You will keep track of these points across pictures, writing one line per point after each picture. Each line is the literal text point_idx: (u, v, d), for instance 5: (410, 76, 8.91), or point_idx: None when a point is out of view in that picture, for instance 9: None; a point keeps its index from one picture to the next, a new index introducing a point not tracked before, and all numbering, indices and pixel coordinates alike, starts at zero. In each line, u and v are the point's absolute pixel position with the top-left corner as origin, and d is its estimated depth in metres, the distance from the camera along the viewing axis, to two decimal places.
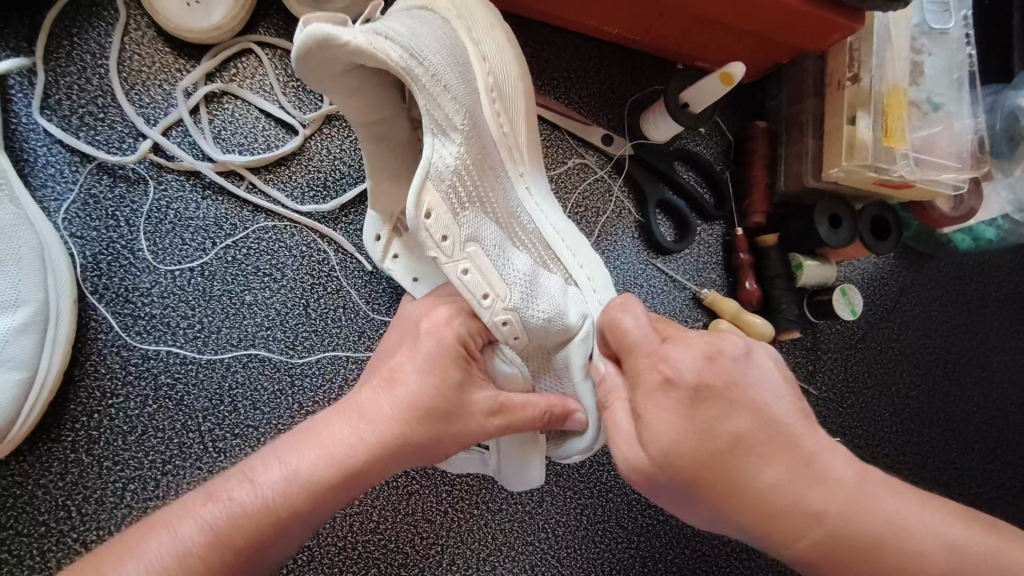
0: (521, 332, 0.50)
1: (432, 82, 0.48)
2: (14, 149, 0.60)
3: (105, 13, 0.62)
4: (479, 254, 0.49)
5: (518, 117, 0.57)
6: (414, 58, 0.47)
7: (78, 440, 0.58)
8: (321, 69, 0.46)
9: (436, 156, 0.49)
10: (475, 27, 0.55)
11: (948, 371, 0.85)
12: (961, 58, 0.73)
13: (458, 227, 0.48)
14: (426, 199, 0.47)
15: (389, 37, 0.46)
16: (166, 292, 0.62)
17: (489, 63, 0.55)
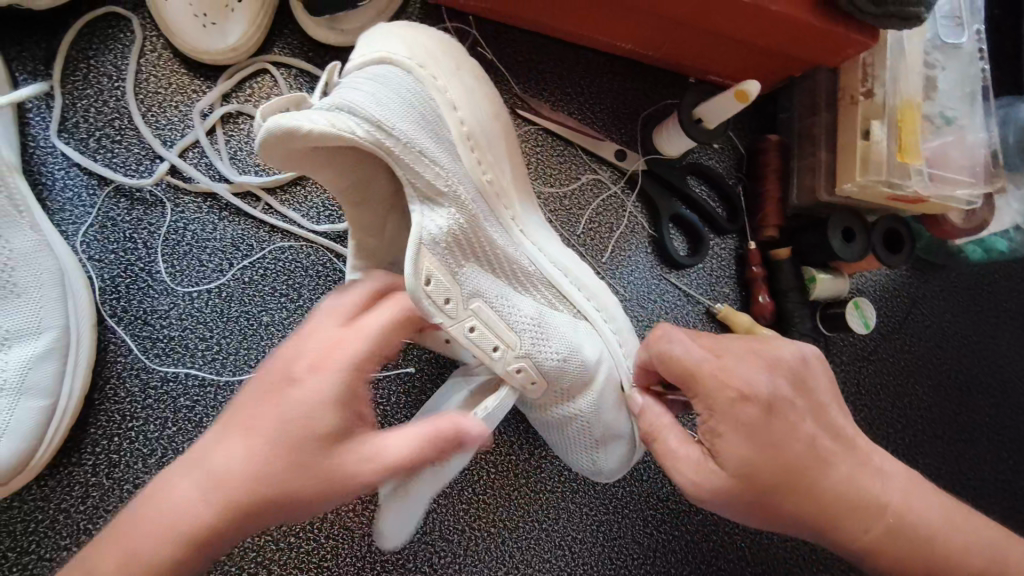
0: (537, 377, 0.53)
1: (405, 150, 0.49)
2: (32, 173, 0.60)
3: (122, 35, 0.63)
4: (484, 308, 0.52)
5: (498, 158, 0.57)
6: (380, 130, 0.48)
7: (98, 464, 0.58)
8: (287, 154, 0.48)
9: (428, 220, 0.50)
10: (441, 74, 0.54)
11: (960, 382, 0.85)
12: (974, 72, 0.74)
13: (458, 287, 0.50)
14: (424, 266, 0.48)
15: (350, 113, 0.47)
16: (184, 314, 0.62)
17: (463, 111, 0.54)
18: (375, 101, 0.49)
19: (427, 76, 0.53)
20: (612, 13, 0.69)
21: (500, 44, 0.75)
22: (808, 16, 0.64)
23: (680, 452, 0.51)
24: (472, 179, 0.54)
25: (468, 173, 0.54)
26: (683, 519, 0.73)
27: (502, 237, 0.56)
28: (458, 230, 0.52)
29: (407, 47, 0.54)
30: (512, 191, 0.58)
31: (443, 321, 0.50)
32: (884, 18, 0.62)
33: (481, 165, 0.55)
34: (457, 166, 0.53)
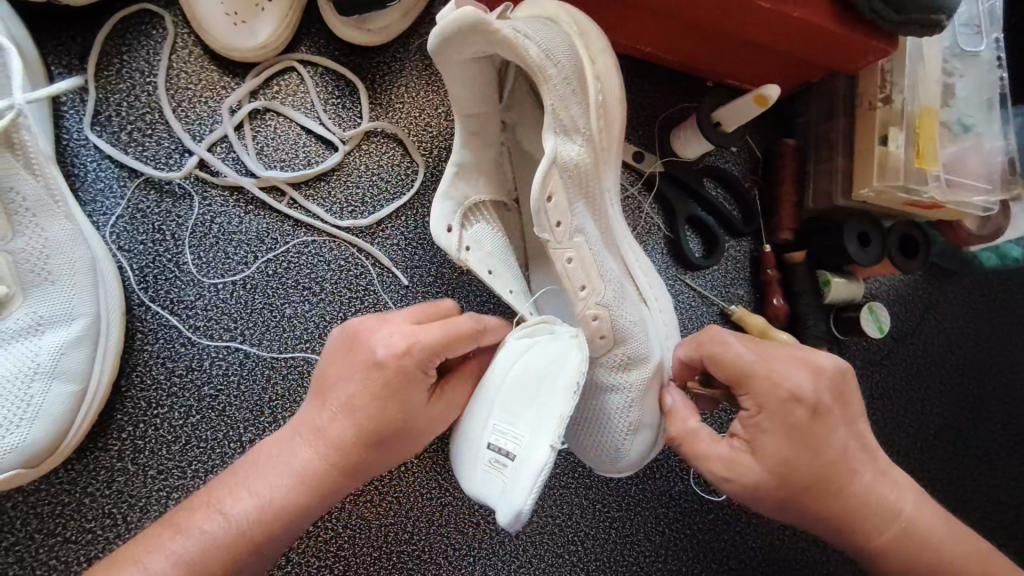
0: (609, 330, 0.56)
1: (558, 84, 0.53)
2: (65, 163, 0.61)
3: (154, 32, 0.64)
4: (582, 244, 0.56)
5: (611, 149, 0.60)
6: (543, 58, 0.52)
7: (123, 449, 0.59)
8: (457, 46, 0.51)
9: (562, 148, 0.54)
10: (593, 49, 0.59)
11: (973, 388, 0.85)
12: (992, 80, 0.74)
13: (571, 216, 0.55)
14: (550, 184, 0.53)
15: (526, 34, 0.52)
16: (209, 305, 0.63)
17: (601, 89, 0.59)
18: (544, 37, 0.53)
19: (583, 44, 0.57)
20: (634, 17, 0.70)
21: None
22: (828, 22, 0.65)
23: (714, 451, 0.51)
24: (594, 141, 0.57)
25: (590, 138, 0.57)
26: (695, 517, 0.73)
27: (600, 194, 0.59)
28: (581, 169, 0.56)
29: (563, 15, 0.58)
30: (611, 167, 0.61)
31: (550, 238, 0.54)
32: (904, 25, 0.63)
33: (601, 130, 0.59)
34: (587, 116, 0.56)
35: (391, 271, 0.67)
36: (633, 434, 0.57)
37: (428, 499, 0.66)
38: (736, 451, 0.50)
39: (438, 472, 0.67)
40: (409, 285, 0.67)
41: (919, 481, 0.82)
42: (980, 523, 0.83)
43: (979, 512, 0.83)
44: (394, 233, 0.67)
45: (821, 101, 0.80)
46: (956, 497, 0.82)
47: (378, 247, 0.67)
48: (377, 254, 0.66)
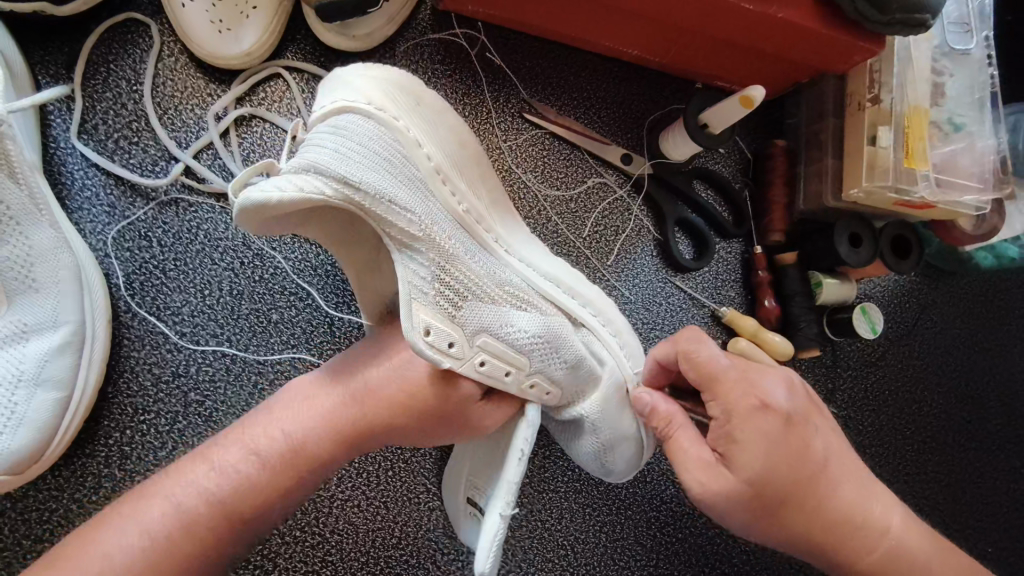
0: (551, 388, 0.55)
1: (375, 203, 0.48)
2: (52, 172, 0.62)
3: (141, 40, 0.65)
4: (491, 342, 0.52)
5: (469, 185, 0.57)
6: (348, 188, 0.47)
7: (111, 455, 0.59)
8: (263, 223, 0.48)
9: (411, 266, 0.50)
10: (401, 114, 0.53)
11: (968, 389, 0.84)
12: (984, 78, 0.73)
13: (461, 331, 0.51)
14: (421, 318, 0.49)
15: (316, 171, 0.46)
16: (196, 311, 0.63)
17: (427, 147, 0.53)
18: (336, 158, 0.47)
19: (390, 118, 0.51)
20: (618, 20, 0.70)
21: (507, 50, 0.75)
22: (815, 23, 0.64)
23: (692, 452, 0.51)
24: (446, 212, 0.54)
25: (444, 207, 0.54)
26: (687, 521, 0.73)
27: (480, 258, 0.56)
28: (443, 279, 0.52)
29: (363, 92, 0.51)
30: (490, 213, 0.59)
31: (453, 364, 0.51)
32: (888, 25, 0.63)
33: (455, 197, 0.55)
34: (426, 203, 0.52)
35: None
36: (612, 446, 0.59)
37: (416, 504, 0.66)
38: (710, 459, 0.50)
39: (425, 476, 0.67)
40: None
41: (915, 483, 0.81)
42: (976, 525, 0.82)
43: (978, 515, 0.82)
44: None
45: (811, 102, 0.80)
46: (953, 499, 0.82)
47: None
48: None
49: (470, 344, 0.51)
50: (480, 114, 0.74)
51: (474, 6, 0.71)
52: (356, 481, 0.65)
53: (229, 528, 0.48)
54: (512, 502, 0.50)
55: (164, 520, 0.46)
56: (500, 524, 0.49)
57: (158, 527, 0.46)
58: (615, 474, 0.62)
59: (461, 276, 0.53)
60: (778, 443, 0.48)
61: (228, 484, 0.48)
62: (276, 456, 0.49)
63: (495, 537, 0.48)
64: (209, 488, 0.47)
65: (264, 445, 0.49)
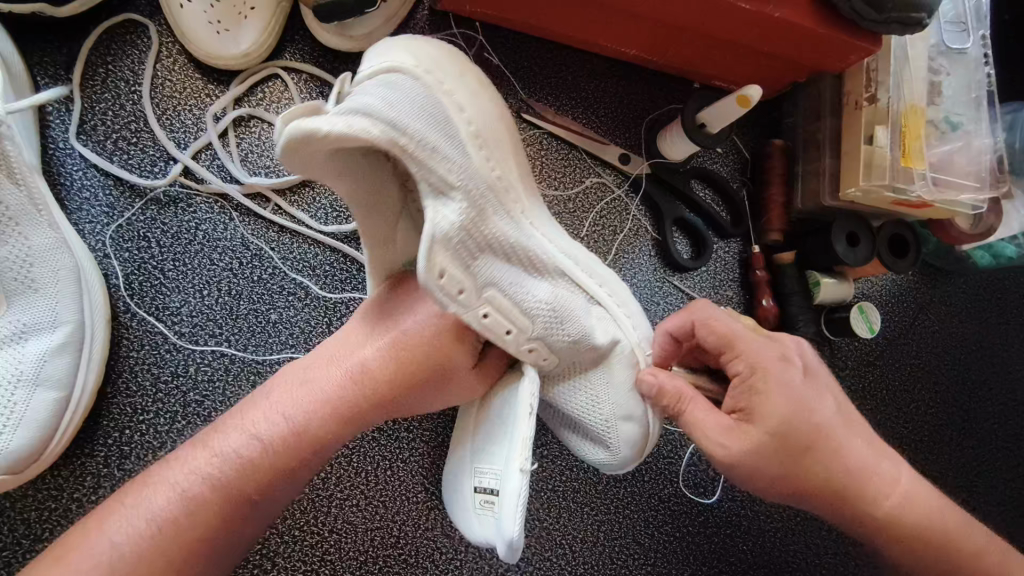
0: (548, 355, 0.56)
1: (414, 147, 0.48)
2: (51, 173, 0.62)
3: (139, 41, 0.65)
4: (499, 297, 0.52)
5: (506, 158, 0.54)
6: (393, 130, 0.47)
7: (110, 455, 0.59)
8: (306, 159, 0.47)
9: (439, 216, 0.48)
10: (447, 79, 0.51)
11: (965, 388, 0.85)
12: (980, 78, 0.74)
13: (472, 280, 0.50)
14: (438, 260, 0.48)
15: (367, 112, 0.46)
16: (195, 311, 0.63)
17: (468, 111, 0.51)
18: (385, 101, 0.47)
19: (434, 81, 0.50)
20: (615, 20, 0.70)
21: (506, 50, 0.76)
22: (812, 22, 0.65)
23: (712, 417, 0.53)
24: (480, 176, 0.51)
25: (479, 170, 0.51)
26: (684, 520, 0.73)
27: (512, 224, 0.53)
28: (468, 231, 0.50)
29: (413, 53, 0.51)
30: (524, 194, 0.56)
31: (457, 310, 0.51)
32: (884, 24, 0.63)
33: (489, 163, 0.52)
34: (464, 163, 0.50)
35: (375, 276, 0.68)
36: (614, 423, 0.58)
37: (414, 503, 0.66)
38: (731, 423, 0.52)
39: (424, 475, 0.67)
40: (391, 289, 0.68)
41: None
42: None
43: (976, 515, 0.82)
44: None
45: (808, 102, 0.80)
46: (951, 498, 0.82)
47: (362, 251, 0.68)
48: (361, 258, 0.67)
49: (478, 295, 0.51)
50: None
51: (473, 6, 0.71)
52: (355, 481, 0.65)
53: (222, 527, 0.47)
54: (530, 457, 0.49)
55: (156, 513, 0.46)
56: (521, 481, 0.47)
57: (161, 513, 0.46)
58: (618, 462, 0.60)
59: (484, 236, 0.51)
60: (796, 394, 0.52)
61: (231, 474, 0.48)
62: (277, 438, 0.49)
63: (520, 495, 0.47)
64: (213, 472, 0.48)
65: (266, 430, 0.49)
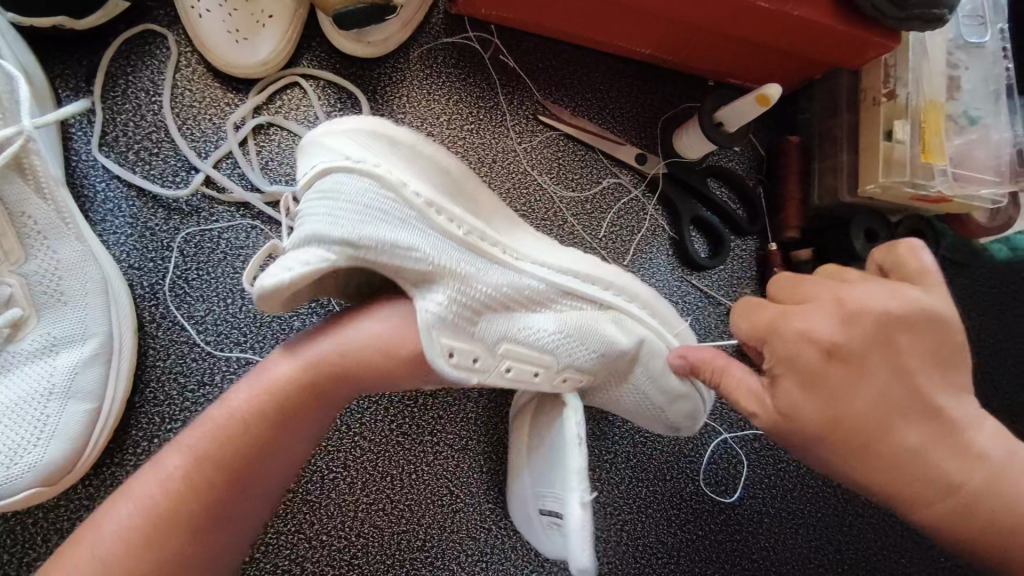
0: (582, 377, 0.58)
1: (382, 249, 0.51)
2: (75, 184, 0.62)
3: (158, 52, 0.65)
4: (513, 347, 0.55)
5: (466, 210, 0.58)
6: (351, 247, 0.50)
7: (140, 464, 0.60)
8: (281, 301, 0.52)
9: (430, 301, 0.52)
10: (381, 160, 0.54)
11: (987, 381, 0.84)
12: (999, 71, 0.73)
13: (481, 344, 0.54)
14: (444, 343, 0.51)
15: (318, 240, 0.50)
16: (219, 320, 0.64)
17: (412, 184, 0.54)
18: (334, 222, 0.50)
19: (370, 167, 0.53)
20: (630, 20, 0.70)
21: (520, 52, 0.76)
22: (831, 19, 0.64)
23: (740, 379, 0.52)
24: (448, 239, 0.54)
25: (444, 235, 0.54)
26: (707, 518, 0.74)
27: (490, 274, 0.55)
28: (463, 302, 0.53)
29: (341, 149, 0.54)
30: (501, 231, 0.59)
31: (480, 377, 0.54)
32: (906, 21, 0.62)
33: (453, 223, 0.54)
34: (429, 235, 0.53)
35: None
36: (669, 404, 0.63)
37: (440, 506, 0.67)
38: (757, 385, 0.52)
39: (448, 479, 0.67)
40: None
41: None
42: None
43: None
44: None
45: (824, 98, 0.80)
46: None
47: None
48: None
49: (492, 355, 0.54)
50: (494, 117, 0.74)
51: (488, 9, 0.71)
52: (381, 484, 0.65)
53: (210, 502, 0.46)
54: (587, 487, 0.51)
55: (139, 497, 0.45)
56: (582, 513, 0.49)
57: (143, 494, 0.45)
58: (688, 428, 0.67)
59: (478, 297, 0.54)
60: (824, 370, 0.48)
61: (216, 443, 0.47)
62: (253, 407, 0.48)
63: (586, 527, 0.49)
64: (191, 445, 0.47)
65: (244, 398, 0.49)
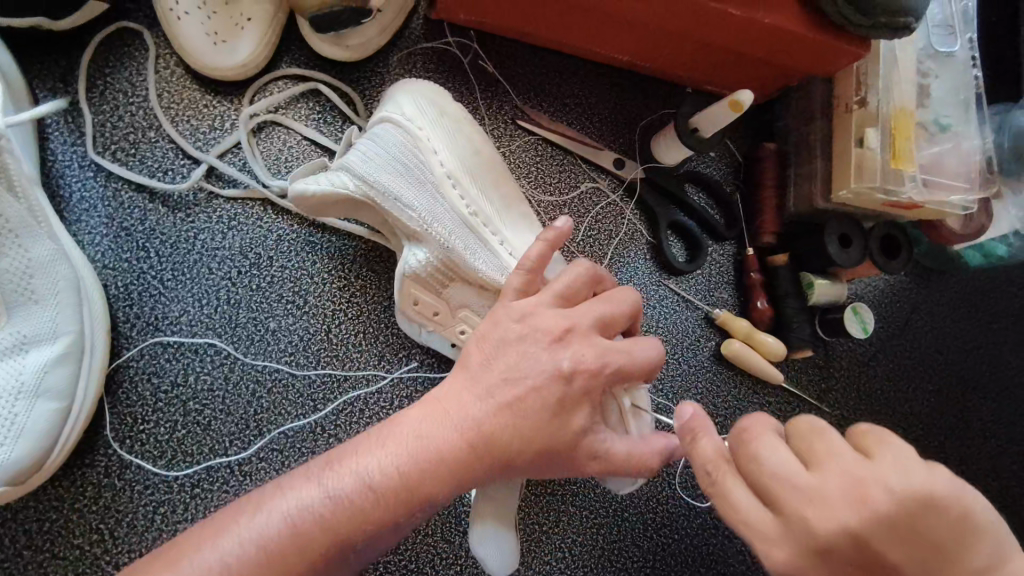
0: None
1: (387, 199, 0.59)
2: (50, 185, 0.62)
3: (137, 53, 0.66)
4: (471, 317, 0.63)
5: (482, 190, 0.64)
6: (367, 187, 0.59)
7: (111, 465, 0.59)
8: (318, 210, 0.61)
9: (410, 258, 0.60)
10: (429, 126, 0.62)
11: (960, 386, 0.86)
12: (968, 79, 0.75)
13: (445, 305, 0.62)
14: (410, 293, 0.61)
15: (349, 170, 0.59)
16: (194, 320, 0.64)
17: (441, 155, 0.62)
18: (366, 160, 0.60)
19: (415, 129, 0.61)
20: (607, 27, 0.71)
21: (499, 57, 0.76)
22: (800, 26, 0.65)
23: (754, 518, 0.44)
24: (452, 214, 0.61)
25: (449, 209, 0.61)
26: (684, 522, 0.74)
27: (470, 254, 0.61)
28: (438, 266, 0.61)
29: (400, 106, 0.62)
30: (510, 215, 0.65)
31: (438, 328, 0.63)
32: (872, 29, 0.64)
33: (464, 201, 0.62)
34: (434, 203, 0.61)
35: (373, 284, 0.68)
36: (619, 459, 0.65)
37: None
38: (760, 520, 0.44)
39: None
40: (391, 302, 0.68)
41: None
42: None
43: None
44: (372, 245, 0.69)
45: (799, 105, 0.81)
46: None
47: (359, 259, 0.68)
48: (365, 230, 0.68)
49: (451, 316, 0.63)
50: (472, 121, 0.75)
51: (467, 15, 0.72)
52: None
53: None
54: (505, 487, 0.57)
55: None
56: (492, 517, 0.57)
57: None
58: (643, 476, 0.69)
59: (453, 268, 0.61)
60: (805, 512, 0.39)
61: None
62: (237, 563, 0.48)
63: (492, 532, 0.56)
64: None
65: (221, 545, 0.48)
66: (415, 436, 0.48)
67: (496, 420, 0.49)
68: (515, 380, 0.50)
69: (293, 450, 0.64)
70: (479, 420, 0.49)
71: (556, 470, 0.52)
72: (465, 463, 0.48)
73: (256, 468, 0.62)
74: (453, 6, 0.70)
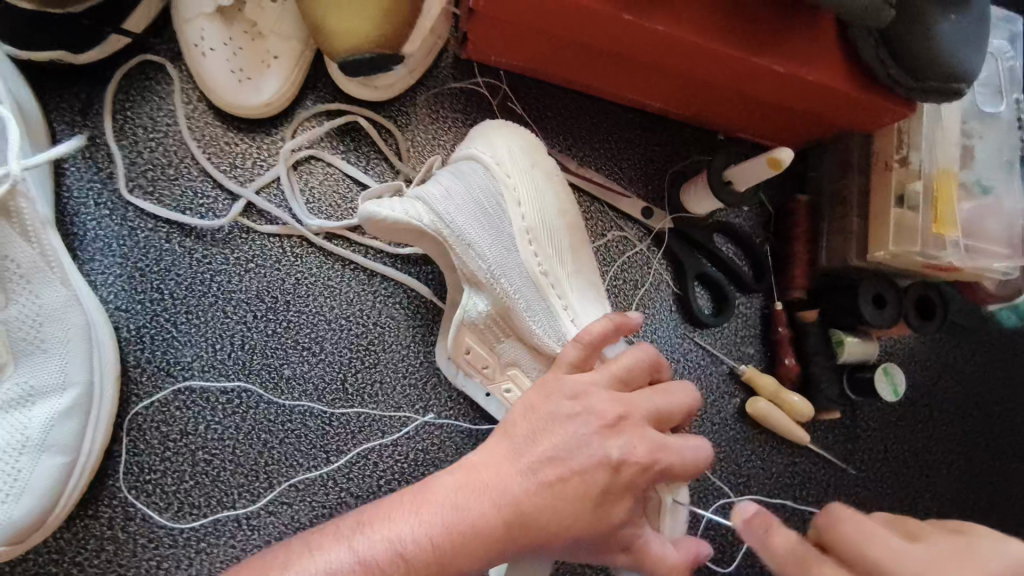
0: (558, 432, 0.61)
1: (457, 242, 0.58)
2: (64, 222, 0.61)
3: (160, 87, 0.64)
4: (519, 374, 0.61)
5: (558, 250, 0.61)
6: (441, 227, 0.58)
7: (114, 517, 0.57)
8: (389, 234, 0.58)
9: (470, 305, 0.60)
10: (517, 174, 0.60)
11: (988, 450, 0.83)
12: (1013, 141, 0.72)
13: (495, 358, 0.61)
14: (462, 342, 0.60)
15: (424, 202, 0.58)
16: (207, 366, 0.62)
17: (524, 207, 0.59)
18: (444, 196, 0.58)
19: (501, 175, 0.59)
20: (645, 75, 0.69)
21: (529, 99, 0.74)
22: (846, 85, 0.63)
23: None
24: (523, 270, 0.59)
25: (521, 265, 0.59)
26: None
27: (535, 315, 0.59)
28: (495, 318, 0.60)
29: (493, 147, 0.60)
30: (578, 276, 0.62)
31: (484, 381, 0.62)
32: (921, 92, 0.62)
33: (537, 258, 0.59)
34: (508, 256, 0.59)
35: (391, 331, 0.66)
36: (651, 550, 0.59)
37: None
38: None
39: None
40: (409, 351, 0.66)
41: None
42: None
43: None
44: (394, 289, 0.66)
45: (834, 157, 0.79)
46: None
47: (377, 302, 0.66)
48: (387, 270, 0.66)
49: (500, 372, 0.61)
50: None
51: (498, 56, 0.70)
52: None
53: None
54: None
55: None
56: None
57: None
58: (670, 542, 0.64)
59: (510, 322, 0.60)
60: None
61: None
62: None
63: None
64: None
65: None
66: (450, 505, 0.45)
67: (533, 503, 0.46)
68: (561, 460, 0.48)
69: (304, 505, 0.61)
70: (518, 496, 0.46)
71: (589, 553, 0.49)
72: (502, 541, 0.45)
73: (264, 522, 0.60)
74: (486, 47, 0.68)
